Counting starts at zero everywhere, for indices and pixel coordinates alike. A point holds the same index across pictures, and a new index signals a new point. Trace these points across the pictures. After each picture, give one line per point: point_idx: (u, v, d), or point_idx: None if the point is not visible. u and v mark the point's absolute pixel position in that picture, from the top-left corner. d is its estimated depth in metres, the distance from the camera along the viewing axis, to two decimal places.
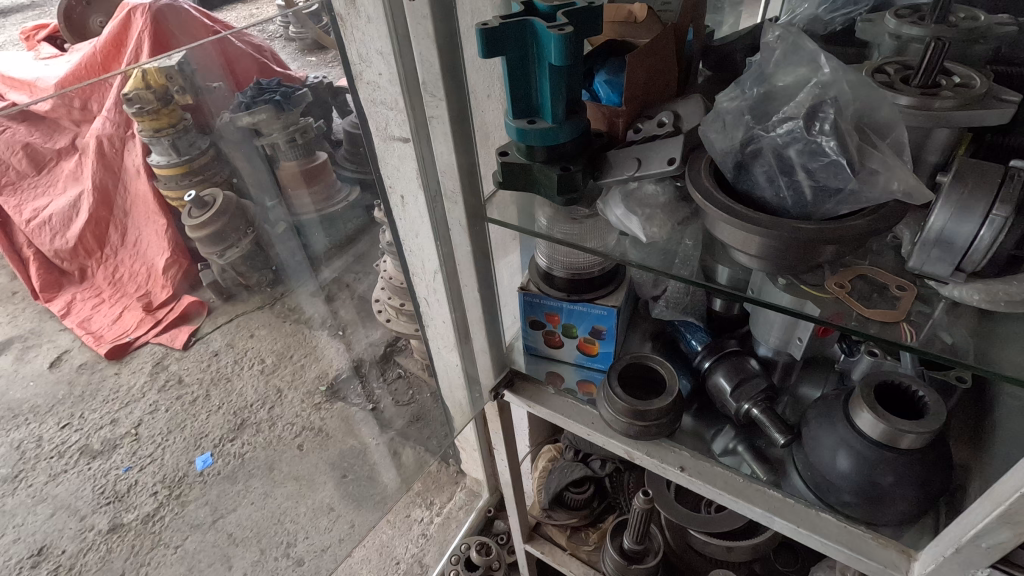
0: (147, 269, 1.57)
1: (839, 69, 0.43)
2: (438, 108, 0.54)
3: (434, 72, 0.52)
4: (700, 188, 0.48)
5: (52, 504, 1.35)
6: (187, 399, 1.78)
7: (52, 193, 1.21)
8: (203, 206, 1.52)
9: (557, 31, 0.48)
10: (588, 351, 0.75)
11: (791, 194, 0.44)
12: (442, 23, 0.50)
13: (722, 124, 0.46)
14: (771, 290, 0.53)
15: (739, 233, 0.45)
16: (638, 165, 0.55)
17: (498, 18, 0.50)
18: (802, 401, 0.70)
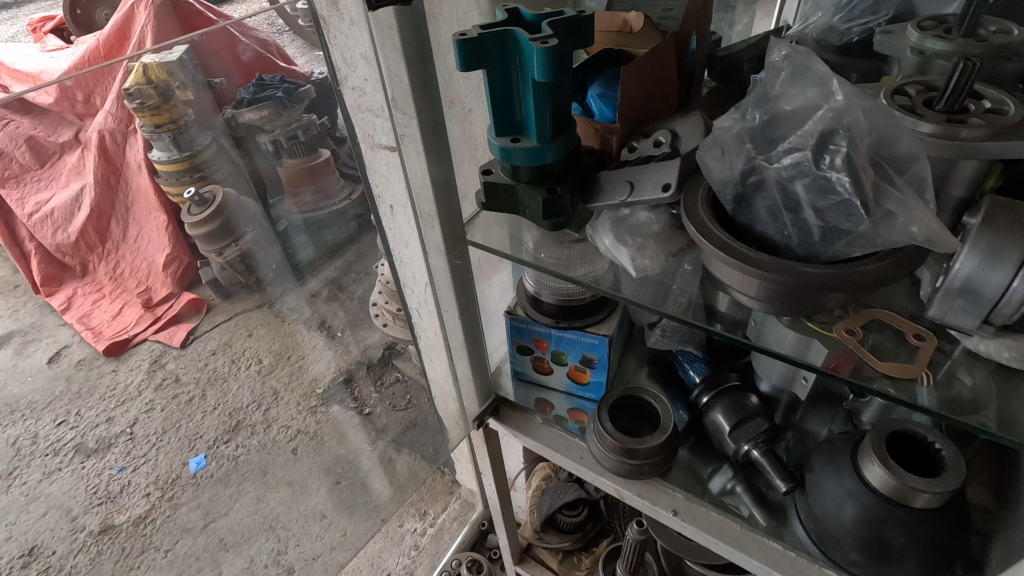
0: (146, 265, 1.73)
1: (853, 95, 0.38)
2: (410, 127, 0.51)
3: (404, 87, 0.48)
4: (695, 222, 0.44)
5: (46, 504, 1.43)
6: (182, 399, 1.69)
7: (55, 187, 1.40)
8: (203, 204, 1.54)
9: (539, 44, 0.43)
10: (579, 379, 0.71)
11: (796, 232, 0.39)
12: (413, 35, 0.46)
13: (721, 151, 0.41)
14: (773, 327, 0.49)
15: (736, 275, 0.42)
16: (631, 190, 0.50)
17: (477, 27, 0.46)
18: (807, 440, 0.64)
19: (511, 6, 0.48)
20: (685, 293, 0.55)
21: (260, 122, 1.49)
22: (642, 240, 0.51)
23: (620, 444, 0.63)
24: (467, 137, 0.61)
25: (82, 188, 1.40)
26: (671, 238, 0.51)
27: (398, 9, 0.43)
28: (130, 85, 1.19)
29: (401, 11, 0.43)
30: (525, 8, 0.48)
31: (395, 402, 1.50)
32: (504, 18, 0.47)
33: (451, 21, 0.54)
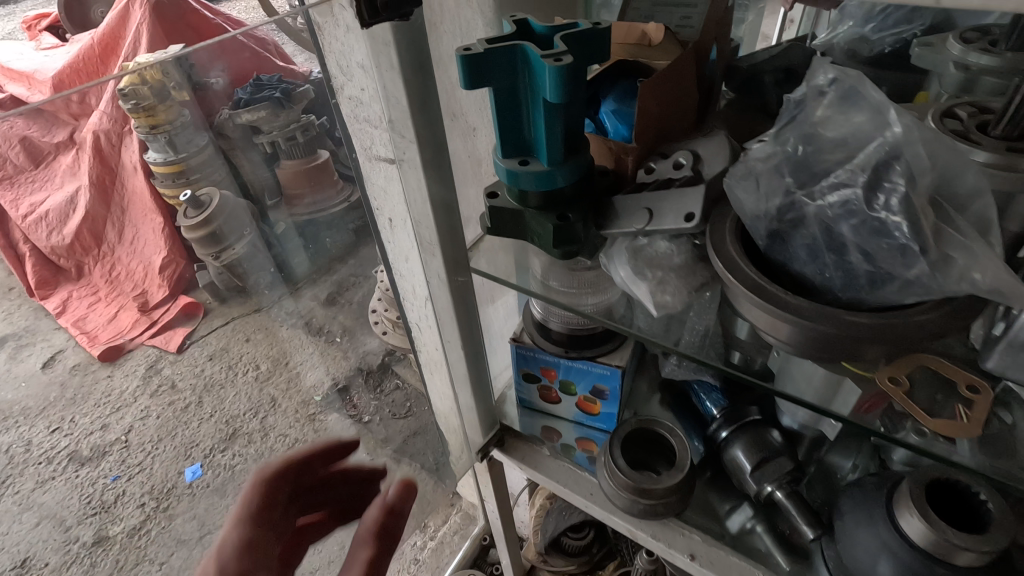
0: (144, 266, 1.10)
1: (912, 126, 0.33)
2: (409, 151, 0.47)
3: (403, 109, 0.44)
4: (724, 258, 0.40)
5: (39, 513, 0.85)
6: (179, 406, 1.19)
7: (49, 188, 0.93)
8: (199, 206, 1.17)
9: (552, 62, 0.39)
10: (589, 410, 0.67)
11: (839, 275, 0.35)
12: (411, 52, 0.42)
13: (755, 184, 0.37)
14: (794, 372, 0.47)
15: (768, 320, 0.38)
16: (650, 218, 0.46)
17: (484, 41, 0.42)
18: (832, 477, 0.61)
19: (519, 18, 0.44)
20: (702, 321, 0.52)
21: (257, 123, 1.17)
22: (661, 273, 0.47)
23: (632, 483, 0.60)
24: (470, 154, 0.58)
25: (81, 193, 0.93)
26: (691, 270, 0.47)
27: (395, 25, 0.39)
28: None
29: (398, 27, 0.40)
30: (534, 20, 0.44)
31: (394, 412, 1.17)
32: (511, 31, 0.43)
33: (452, 34, 0.50)
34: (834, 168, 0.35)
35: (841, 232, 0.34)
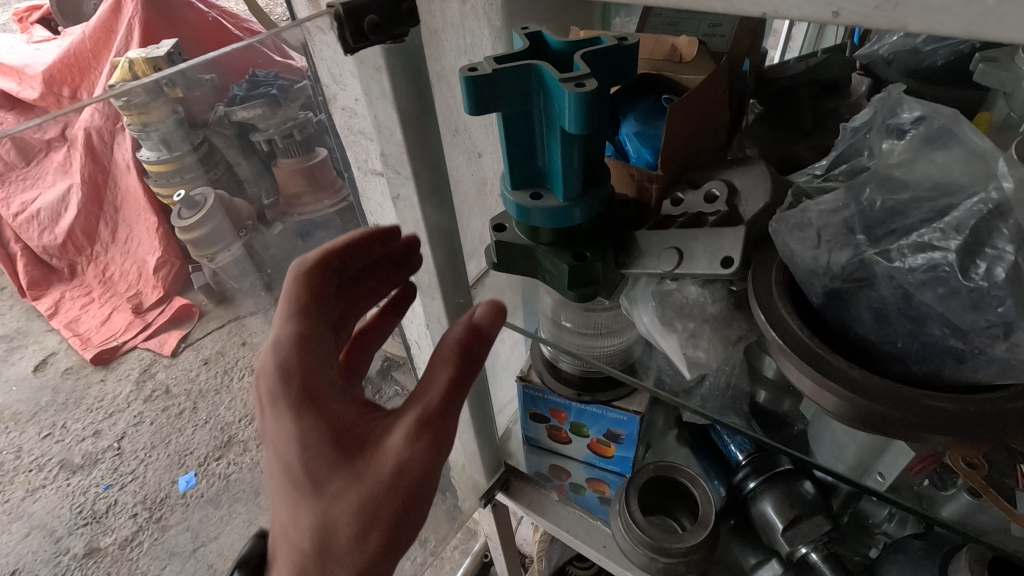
0: (137, 267, 0.98)
1: None
2: (406, 186, 0.43)
3: (398, 143, 0.39)
4: (772, 317, 0.34)
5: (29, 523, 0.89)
6: (173, 413, 1.18)
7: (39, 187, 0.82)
8: (196, 207, 0.89)
9: (573, 86, 0.33)
10: (602, 452, 0.61)
11: (918, 347, 0.29)
12: (407, 77, 0.36)
13: (814, 237, 0.32)
14: (832, 437, 0.45)
15: (825, 397, 0.32)
16: (679, 260, 0.40)
17: (493, 59, 0.36)
18: (869, 531, 0.56)
19: (532, 31, 0.38)
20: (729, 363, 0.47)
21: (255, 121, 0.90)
22: (694, 325, 0.41)
23: (651, 542, 0.55)
24: (474, 176, 0.53)
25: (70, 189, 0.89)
26: (727, 322, 0.41)
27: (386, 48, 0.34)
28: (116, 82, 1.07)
29: (390, 49, 0.34)
30: (549, 34, 0.38)
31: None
32: (524, 47, 0.37)
33: (456, 53, 0.45)
34: (917, 227, 0.29)
35: (925, 301, 0.28)
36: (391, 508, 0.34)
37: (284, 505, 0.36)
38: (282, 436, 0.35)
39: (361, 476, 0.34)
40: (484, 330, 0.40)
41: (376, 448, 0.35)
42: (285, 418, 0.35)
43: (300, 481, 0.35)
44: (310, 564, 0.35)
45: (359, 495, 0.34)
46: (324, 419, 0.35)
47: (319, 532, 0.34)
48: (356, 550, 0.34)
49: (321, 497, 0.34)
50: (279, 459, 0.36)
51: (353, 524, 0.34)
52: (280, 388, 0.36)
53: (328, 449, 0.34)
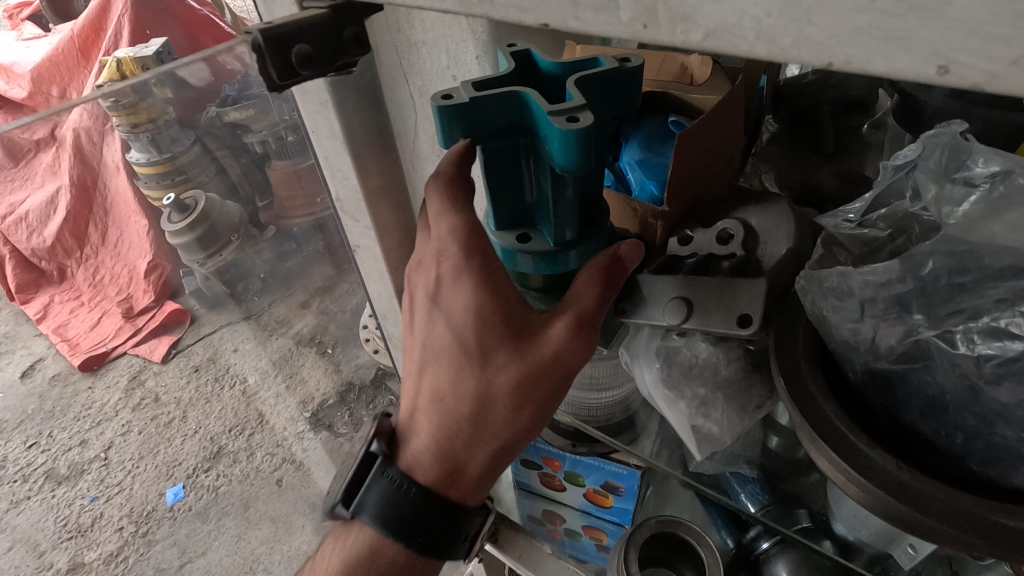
0: (129, 269, 1.38)
1: None
2: None
3: None
4: (799, 397, 0.29)
5: None
6: (162, 422, 1.34)
7: (28, 188, 1.06)
8: (184, 211, 1.07)
9: (564, 120, 0.27)
10: (599, 502, 0.57)
11: (987, 448, 0.24)
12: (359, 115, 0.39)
13: (857, 308, 0.26)
14: (853, 511, 0.42)
15: (864, 500, 0.27)
16: (688, 315, 0.34)
17: (469, 83, 0.30)
18: None
19: (519, 50, 0.32)
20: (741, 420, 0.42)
21: (247, 121, 0.96)
22: (704, 391, 0.36)
23: None
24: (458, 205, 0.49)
25: (58, 190, 1.10)
26: (742, 388, 0.36)
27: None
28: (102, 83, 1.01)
29: (337, 83, 0.38)
30: (538, 54, 0.32)
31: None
32: (508, 71, 0.31)
33: (437, 72, 0.39)
34: (990, 308, 0.23)
35: (997, 399, 0.23)
36: (546, 384, 0.35)
37: (443, 368, 0.37)
38: (456, 306, 0.35)
39: (524, 360, 0.35)
40: (628, 261, 0.35)
41: (535, 333, 0.35)
42: (460, 289, 0.35)
43: (467, 350, 0.35)
44: (461, 424, 0.37)
45: (521, 371, 0.35)
46: (495, 295, 0.35)
47: (479, 398, 0.35)
48: (510, 418, 0.36)
49: (486, 365, 0.35)
50: (448, 325, 0.36)
51: (512, 395, 0.35)
52: (454, 259, 0.35)
53: (497, 330, 0.35)
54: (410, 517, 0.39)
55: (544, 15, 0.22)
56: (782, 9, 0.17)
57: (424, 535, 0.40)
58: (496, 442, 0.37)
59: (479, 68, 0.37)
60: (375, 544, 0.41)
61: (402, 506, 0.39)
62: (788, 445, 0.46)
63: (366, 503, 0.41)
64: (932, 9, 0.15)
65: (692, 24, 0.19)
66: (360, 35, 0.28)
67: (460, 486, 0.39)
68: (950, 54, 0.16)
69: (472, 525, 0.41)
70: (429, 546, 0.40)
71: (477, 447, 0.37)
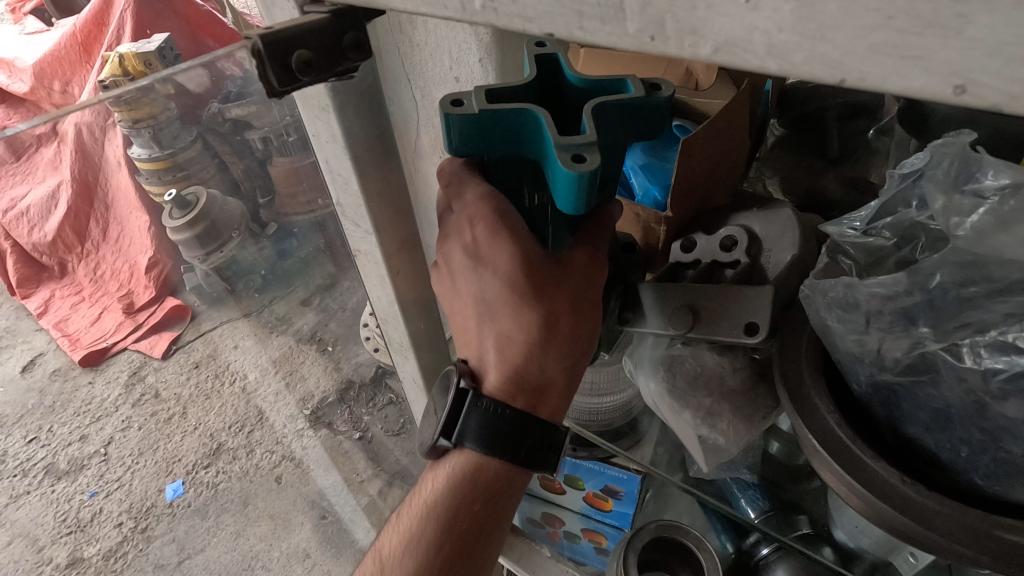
0: (129, 268, 1.39)
1: None
2: (365, 223, 0.43)
3: (354, 194, 0.41)
4: (807, 408, 0.29)
5: None
6: (162, 418, 1.34)
7: (31, 182, 1.04)
8: (185, 208, 1.11)
9: (570, 158, 0.26)
10: (599, 506, 0.57)
11: (995, 464, 0.24)
12: (366, 119, 0.38)
13: (864, 323, 0.26)
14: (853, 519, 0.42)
15: (871, 514, 0.27)
16: (695, 322, 0.35)
17: (485, 92, 0.30)
18: None
19: (545, 52, 0.32)
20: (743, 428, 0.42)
21: (249, 119, 0.95)
22: (710, 402, 0.36)
23: None
24: None
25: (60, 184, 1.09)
26: (747, 398, 0.36)
27: (332, 86, 0.35)
28: (104, 79, 0.99)
29: (336, 87, 0.35)
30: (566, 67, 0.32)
31: (389, 427, 1.17)
32: (527, 79, 0.31)
33: (440, 75, 0.39)
34: (998, 322, 0.23)
35: (1004, 415, 0.22)
36: (595, 296, 0.37)
37: (500, 315, 0.38)
38: (501, 259, 0.37)
39: (570, 283, 0.37)
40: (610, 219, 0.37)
41: (567, 263, 0.37)
42: (497, 242, 0.37)
43: (520, 288, 0.37)
44: (534, 351, 0.37)
45: (576, 294, 0.37)
46: (525, 242, 0.37)
47: (544, 326, 0.37)
48: (577, 332, 0.37)
49: (542, 299, 0.37)
50: (497, 277, 0.37)
51: (571, 316, 0.37)
52: (487, 218, 0.36)
53: (539, 261, 0.37)
54: (509, 438, 0.38)
55: (549, 26, 0.22)
56: (795, 23, 0.17)
57: (526, 454, 0.39)
58: (568, 356, 0.38)
59: (482, 70, 0.37)
60: (480, 463, 0.39)
61: (501, 431, 0.38)
62: (789, 452, 0.46)
63: (465, 437, 0.38)
64: (952, 28, 0.15)
65: (700, 37, 0.19)
66: (360, 40, 0.27)
67: (549, 405, 0.39)
68: (969, 73, 0.15)
69: (563, 438, 0.40)
70: (531, 461, 0.39)
71: (551, 369, 0.38)
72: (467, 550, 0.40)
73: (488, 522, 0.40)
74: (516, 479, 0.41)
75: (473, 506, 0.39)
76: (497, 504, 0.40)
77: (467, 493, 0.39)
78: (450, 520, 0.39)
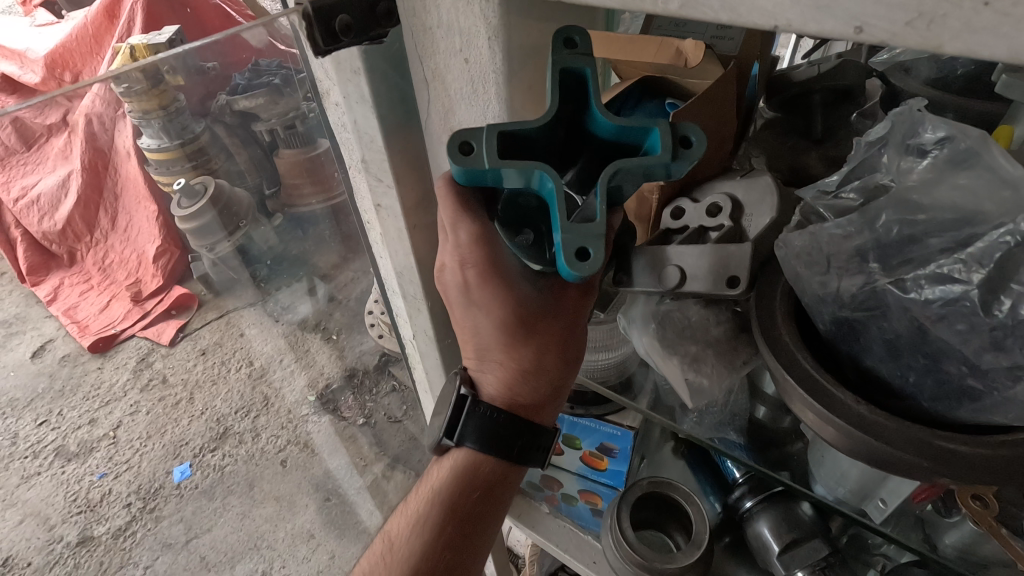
0: (136, 257, 1.36)
1: None
2: (389, 179, 0.47)
3: (379, 149, 0.45)
4: (777, 343, 0.33)
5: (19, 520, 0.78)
6: (169, 402, 1.39)
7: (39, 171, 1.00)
8: (193, 196, 1.14)
9: (573, 256, 0.30)
10: (595, 465, 0.61)
11: (934, 385, 0.27)
12: (389, 85, 0.42)
13: (825, 263, 0.30)
14: (834, 462, 0.44)
15: (830, 435, 0.30)
16: (681, 277, 0.38)
17: (500, 133, 0.32)
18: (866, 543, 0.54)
19: (572, 64, 0.33)
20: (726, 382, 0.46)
21: (256, 109, 1.05)
22: (695, 349, 0.39)
23: (642, 561, 0.54)
24: None
25: (70, 175, 1.03)
26: (729, 346, 0.39)
27: (364, 49, 0.38)
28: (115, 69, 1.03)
29: (367, 51, 0.39)
30: (596, 106, 0.33)
31: (391, 415, 1.21)
32: (545, 116, 0.33)
33: (449, 53, 0.40)
34: (936, 257, 0.27)
35: (942, 337, 0.26)
36: (582, 327, 0.43)
37: (494, 347, 0.42)
38: (493, 301, 0.40)
39: (559, 320, 0.42)
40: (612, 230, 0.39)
41: (557, 299, 0.42)
42: (490, 288, 0.40)
43: (514, 325, 0.40)
44: (527, 379, 0.42)
45: (565, 329, 0.42)
46: (518, 283, 0.40)
47: (536, 359, 0.42)
48: (566, 360, 0.43)
49: (534, 334, 0.41)
50: (490, 315, 0.40)
51: (560, 348, 0.42)
52: (480, 263, 0.39)
53: (531, 302, 0.41)
54: (504, 442, 0.43)
55: None
56: None
57: (518, 453, 0.44)
58: (557, 379, 0.43)
59: (490, 48, 0.38)
60: (477, 459, 0.44)
61: (498, 435, 0.43)
62: (775, 413, 0.48)
63: (465, 437, 0.43)
64: None
65: None
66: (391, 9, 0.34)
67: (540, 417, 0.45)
68: (863, 17, 0.21)
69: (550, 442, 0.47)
70: (523, 459, 0.44)
71: (542, 390, 0.43)
72: (463, 549, 0.44)
73: (486, 514, 0.45)
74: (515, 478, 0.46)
75: (472, 494, 0.44)
76: (495, 497, 0.45)
77: (467, 482, 0.44)
78: (453, 501, 0.43)
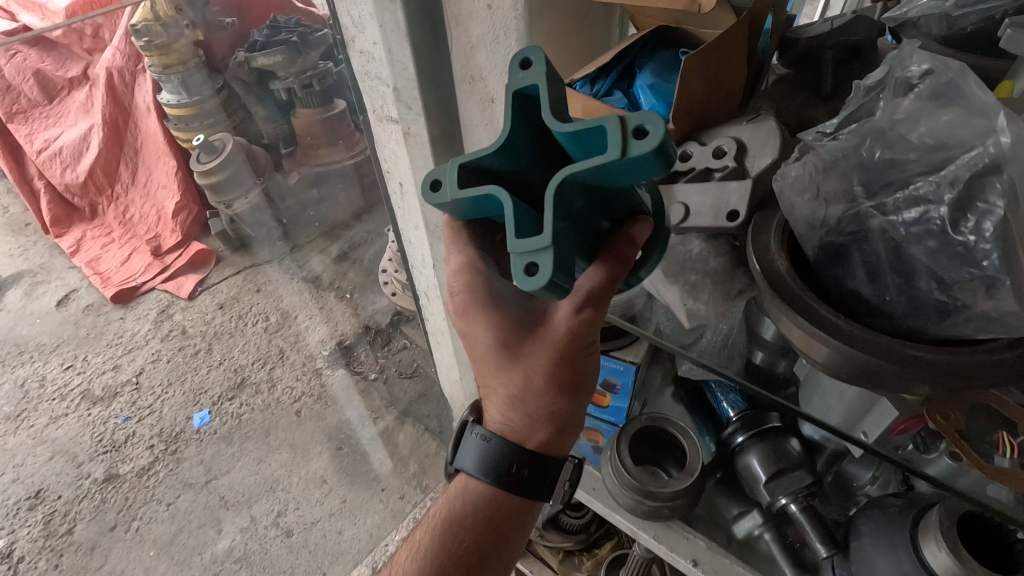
0: (156, 211, 1.53)
1: None
2: (418, 120, 0.50)
3: (410, 77, 0.46)
4: (766, 264, 0.35)
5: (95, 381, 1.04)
6: (189, 352, 1.38)
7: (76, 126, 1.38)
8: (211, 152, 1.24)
9: (523, 270, 0.29)
10: (598, 402, 0.65)
11: (905, 301, 0.31)
12: (422, 19, 0.44)
13: (815, 191, 0.33)
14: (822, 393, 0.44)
15: (809, 345, 0.32)
16: (685, 213, 0.41)
17: (460, 164, 0.32)
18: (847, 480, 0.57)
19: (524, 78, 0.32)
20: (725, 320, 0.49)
21: (272, 67, 1.12)
22: (695, 278, 0.44)
23: (638, 485, 0.58)
24: None
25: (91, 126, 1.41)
26: (726, 276, 0.43)
27: None
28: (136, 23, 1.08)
29: None
30: (547, 117, 0.31)
31: (402, 370, 1.27)
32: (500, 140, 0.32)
33: None
34: (914, 180, 0.30)
35: (914, 253, 0.30)
36: (577, 348, 0.39)
37: (487, 370, 0.44)
38: (479, 328, 0.42)
39: (545, 342, 0.40)
40: (637, 236, 0.36)
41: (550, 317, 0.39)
42: (475, 316, 0.42)
43: (499, 350, 0.42)
44: (518, 399, 0.43)
45: (553, 353, 0.39)
46: (504, 307, 0.42)
47: (523, 379, 0.42)
48: (557, 380, 0.41)
49: (521, 355, 0.41)
50: (478, 341, 0.43)
51: (554, 374, 0.40)
52: (465, 294, 0.42)
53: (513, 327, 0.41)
54: (502, 459, 0.46)
55: None
56: None
57: (520, 473, 0.46)
58: (552, 401, 0.42)
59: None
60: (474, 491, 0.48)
61: (496, 457, 0.46)
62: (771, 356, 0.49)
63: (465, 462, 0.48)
64: None
65: None
66: None
67: (540, 438, 0.45)
68: None
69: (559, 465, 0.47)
70: (524, 481, 0.46)
71: (540, 410, 0.43)
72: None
73: (486, 545, 0.47)
74: (523, 507, 0.49)
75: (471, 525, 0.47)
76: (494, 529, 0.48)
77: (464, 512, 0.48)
78: (450, 532, 0.47)
